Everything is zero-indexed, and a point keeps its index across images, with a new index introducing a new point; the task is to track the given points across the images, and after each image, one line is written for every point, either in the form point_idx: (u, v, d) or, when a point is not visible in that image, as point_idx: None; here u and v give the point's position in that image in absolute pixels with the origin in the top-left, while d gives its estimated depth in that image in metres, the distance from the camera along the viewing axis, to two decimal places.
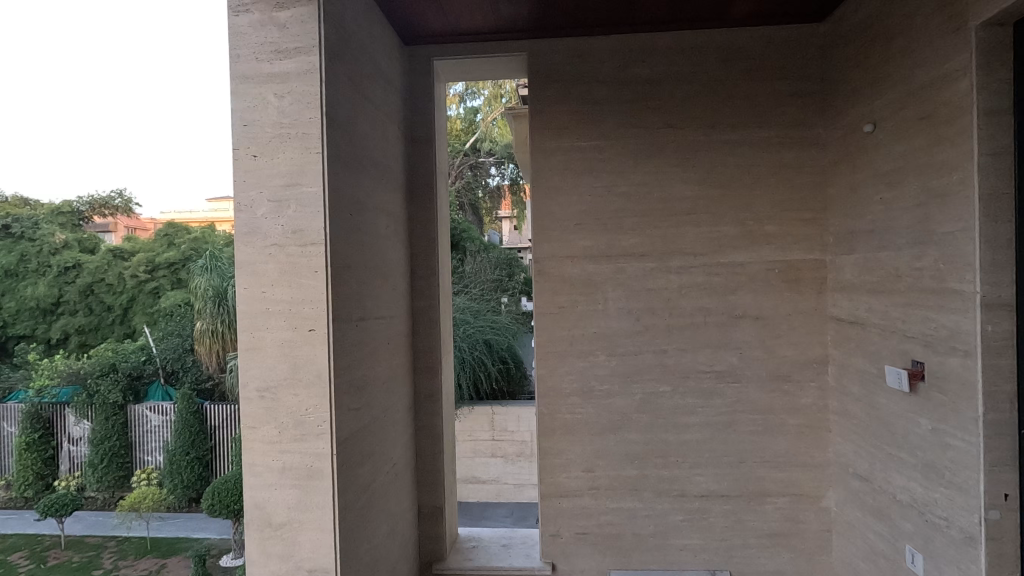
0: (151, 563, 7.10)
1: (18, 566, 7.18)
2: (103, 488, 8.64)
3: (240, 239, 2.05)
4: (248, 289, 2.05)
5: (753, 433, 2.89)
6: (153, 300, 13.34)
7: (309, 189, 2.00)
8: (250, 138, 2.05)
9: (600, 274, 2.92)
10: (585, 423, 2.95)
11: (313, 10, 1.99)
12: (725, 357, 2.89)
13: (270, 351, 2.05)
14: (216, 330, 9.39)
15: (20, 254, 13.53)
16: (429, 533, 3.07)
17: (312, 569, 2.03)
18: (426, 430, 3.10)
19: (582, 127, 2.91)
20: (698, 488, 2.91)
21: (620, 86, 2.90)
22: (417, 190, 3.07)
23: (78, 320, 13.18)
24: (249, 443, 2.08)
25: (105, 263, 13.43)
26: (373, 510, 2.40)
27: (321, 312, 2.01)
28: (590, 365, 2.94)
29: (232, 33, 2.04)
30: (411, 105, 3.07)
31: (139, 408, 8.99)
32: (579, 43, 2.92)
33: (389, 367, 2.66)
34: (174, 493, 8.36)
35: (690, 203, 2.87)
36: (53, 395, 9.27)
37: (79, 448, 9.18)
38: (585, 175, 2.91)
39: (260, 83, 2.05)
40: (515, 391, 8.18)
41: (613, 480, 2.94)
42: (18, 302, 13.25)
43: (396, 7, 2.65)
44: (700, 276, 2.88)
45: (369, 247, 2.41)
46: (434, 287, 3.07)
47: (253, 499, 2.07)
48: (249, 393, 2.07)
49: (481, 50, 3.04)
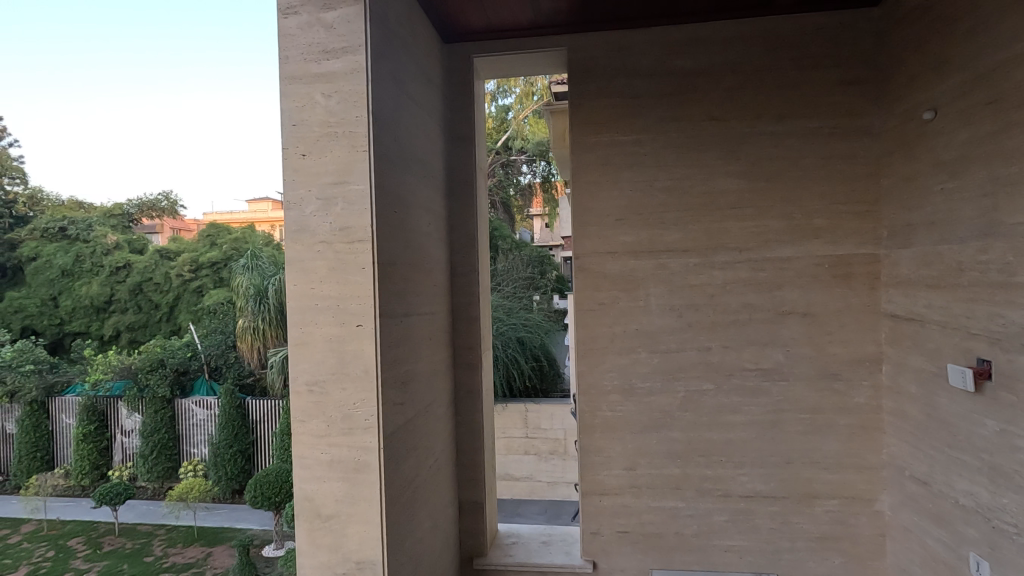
0: (198, 552, 7.37)
1: (75, 552, 7.55)
2: (153, 478, 9.01)
3: (290, 238, 2.11)
4: (297, 286, 2.10)
5: (800, 433, 2.80)
6: (197, 298, 13.79)
7: (355, 187, 2.04)
8: (299, 138, 2.10)
9: (641, 270, 2.88)
10: (625, 421, 2.92)
11: (359, 10, 2.02)
12: (771, 355, 2.81)
13: (318, 346, 2.09)
14: (258, 328, 9.64)
15: (77, 254, 14.29)
16: (470, 528, 3.10)
17: (360, 561, 2.06)
18: (467, 426, 3.12)
19: (622, 121, 2.88)
20: (742, 489, 2.85)
21: (661, 79, 2.85)
22: (456, 188, 3.09)
23: (128, 318, 13.73)
24: (298, 436, 2.12)
25: (153, 262, 14.02)
26: (417, 504, 2.43)
27: (367, 309, 2.04)
28: (630, 362, 2.91)
29: (282, 36, 2.10)
30: (451, 105, 3.09)
31: (186, 402, 9.33)
32: (620, 36, 2.89)
33: (431, 363, 2.69)
34: (219, 484, 8.65)
35: (734, 197, 2.80)
36: (107, 389, 9.67)
37: (130, 440, 9.51)
38: (626, 169, 2.87)
39: (308, 83, 2.09)
40: (549, 388, 8.24)
41: (654, 478, 2.90)
42: (73, 300, 13.90)
43: (437, 5, 2.66)
44: (745, 271, 2.81)
45: (411, 245, 2.44)
46: (474, 284, 3.08)
47: (302, 491, 2.12)
48: (298, 387, 2.11)
49: (519, 46, 3.04)
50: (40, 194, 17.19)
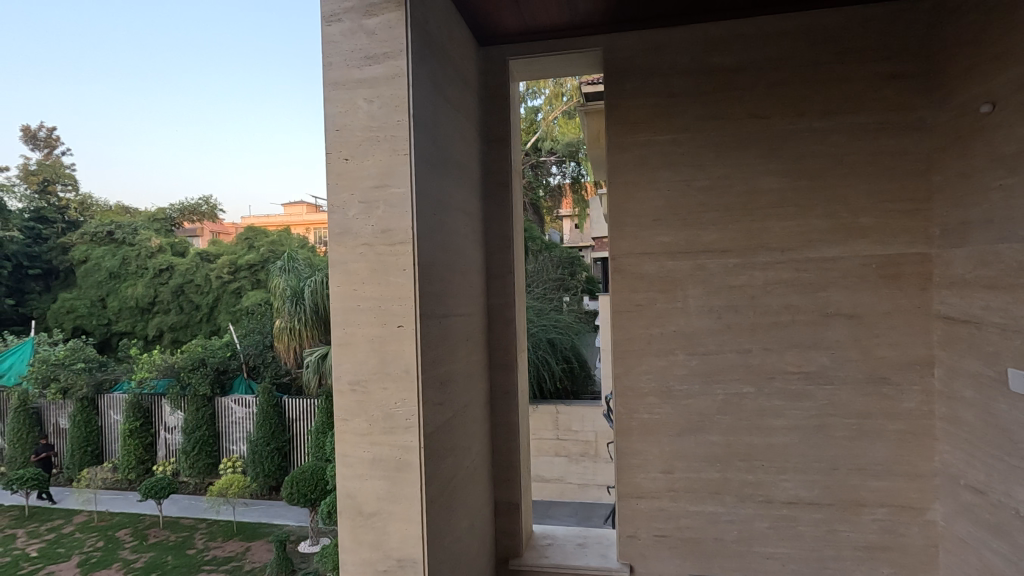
0: (237, 546, 7.50)
1: (123, 543, 7.77)
2: (194, 474, 9.32)
3: (333, 240, 2.16)
4: (340, 287, 2.15)
5: (846, 438, 2.72)
6: (235, 299, 14.18)
7: (396, 190, 2.08)
8: (342, 143, 2.14)
9: (679, 271, 2.84)
10: (662, 424, 2.89)
11: (400, 15, 2.05)
12: (816, 357, 2.73)
13: (360, 346, 2.14)
14: (295, 328, 9.80)
15: (123, 257, 14.97)
16: (506, 528, 3.10)
17: (401, 558, 2.09)
18: (503, 426, 3.13)
19: (659, 120, 2.85)
20: (785, 495, 2.78)
21: (699, 77, 2.82)
22: (492, 189, 3.11)
23: (171, 318, 14.20)
24: (342, 435, 2.17)
25: (194, 265, 14.51)
26: (456, 503, 2.45)
27: (408, 310, 2.07)
28: (668, 364, 2.87)
29: (326, 43, 2.15)
30: (486, 107, 3.11)
31: (225, 400, 9.64)
32: (656, 34, 2.86)
33: (468, 363, 2.71)
34: (257, 480, 8.91)
35: (775, 195, 2.74)
36: (152, 387, 9.99)
37: (174, 436, 9.87)
38: (662, 169, 2.84)
39: (350, 89, 2.14)
40: (580, 390, 8.23)
41: (693, 482, 2.86)
42: (120, 301, 14.49)
43: (473, 7, 2.68)
44: (788, 271, 2.74)
45: (449, 246, 2.46)
46: (509, 285, 3.09)
47: (345, 489, 2.16)
48: (342, 386, 2.16)
49: (554, 47, 3.04)
50: (91, 200, 18.08)
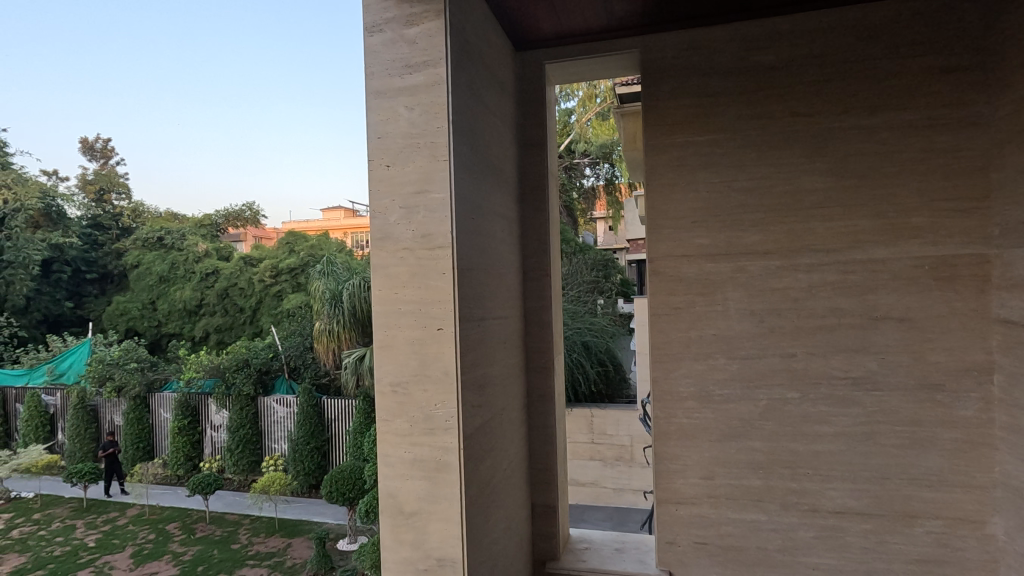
0: (279, 542, 7.66)
1: (172, 535, 7.97)
2: (238, 471, 9.67)
3: (375, 245, 2.21)
4: (382, 291, 2.21)
5: (897, 447, 2.62)
6: (276, 302, 14.58)
7: (436, 196, 2.12)
8: (383, 150, 2.19)
9: (718, 274, 2.80)
10: (702, 429, 2.84)
11: (440, 24, 2.10)
12: (864, 363, 2.64)
13: (401, 348, 2.18)
14: (333, 330, 9.73)
15: (172, 262, 15.64)
16: (543, 531, 3.11)
17: (441, 558, 2.12)
18: (539, 429, 3.14)
19: (697, 121, 2.82)
20: (831, 504, 2.69)
21: (739, 76, 2.77)
22: (529, 193, 3.13)
23: (216, 320, 14.73)
24: (383, 435, 2.22)
25: (238, 269, 15.02)
26: (494, 504, 2.47)
27: (448, 312, 2.11)
28: (708, 368, 2.82)
29: (368, 53, 2.21)
30: (522, 111, 3.14)
31: (268, 400, 9.95)
32: (694, 34, 2.84)
33: (506, 365, 2.73)
34: (297, 478, 9.15)
35: (820, 196, 2.67)
36: (199, 386, 10.33)
37: (218, 435, 10.24)
38: (701, 170, 2.81)
39: (391, 97, 2.19)
40: (614, 394, 8.16)
41: (734, 489, 2.80)
42: (169, 304, 15.14)
43: (510, 12, 2.72)
44: (833, 274, 2.66)
45: (487, 251, 2.49)
46: (546, 289, 3.10)
47: (386, 488, 2.21)
48: (383, 387, 2.21)
49: (590, 50, 3.05)
50: (143, 207, 19.00)
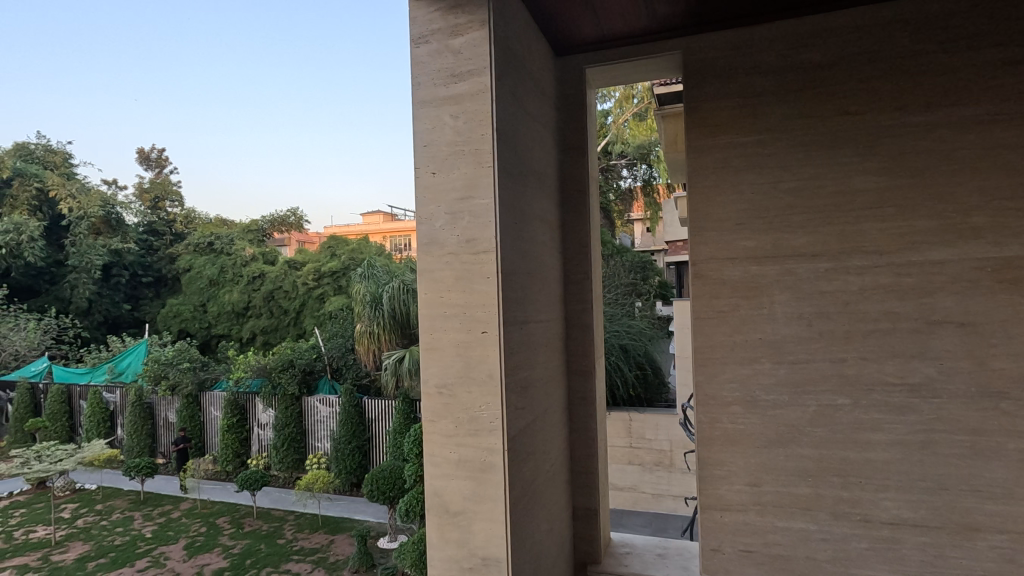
0: (323, 538, 7.81)
1: (223, 529, 8.23)
2: (284, 468, 10.00)
3: (421, 250, 2.27)
4: (427, 294, 2.26)
5: (957, 456, 2.51)
6: (319, 305, 14.97)
7: (481, 202, 2.16)
8: (429, 158, 2.25)
9: (765, 276, 2.75)
10: (747, 435, 2.79)
11: (484, 34, 2.15)
12: (920, 368, 2.55)
13: (447, 350, 2.24)
14: (373, 332, 9.78)
15: (221, 266, 16.34)
16: (584, 534, 3.11)
17: (486, 557, 2.16)
18: (581, 431, 3.14)
19: (743, 122, 2.78)
20: (885, 515, 2.60)
21: (786, 74, 2.72)
22: (569, 197, 3.14)
23: (262, 322, 15.24)
24: (429, 435, 2.27)
25: (282, 272, 15.53)
26: (537, 506, 2.50)
27: (492, 316, 2.15)
28: (753, 373, 2.78)
29: (414, 64, 2.28)
30: (563, 115, 3.17)
31: (312, 400, 10.24)
32: (738, 33, 2.81)
33: (547, 368, 2.75)
34: (340, 476, 9.39)
35: (871, 196, 2.59)
36: (247, 386, 10.69)
37: (265, 432, 10.58)
38: (746, 172, 2.77)
39: (437, 106, 2.25)
40: (653, 398, 8.04)
41: (782, 498, 2.73)
42: (219, 306, 15.79)
43: (550, 16, 2.77)
44: (887, 276, 2.57)
45: (529, 254, 2.52)
46: (587, 292, 3.11)
47: (432, 487, 2.26)
48: (429, 389, 2.27)
49: (632, 52, 3.08)
50: (194, 214, 19.93)
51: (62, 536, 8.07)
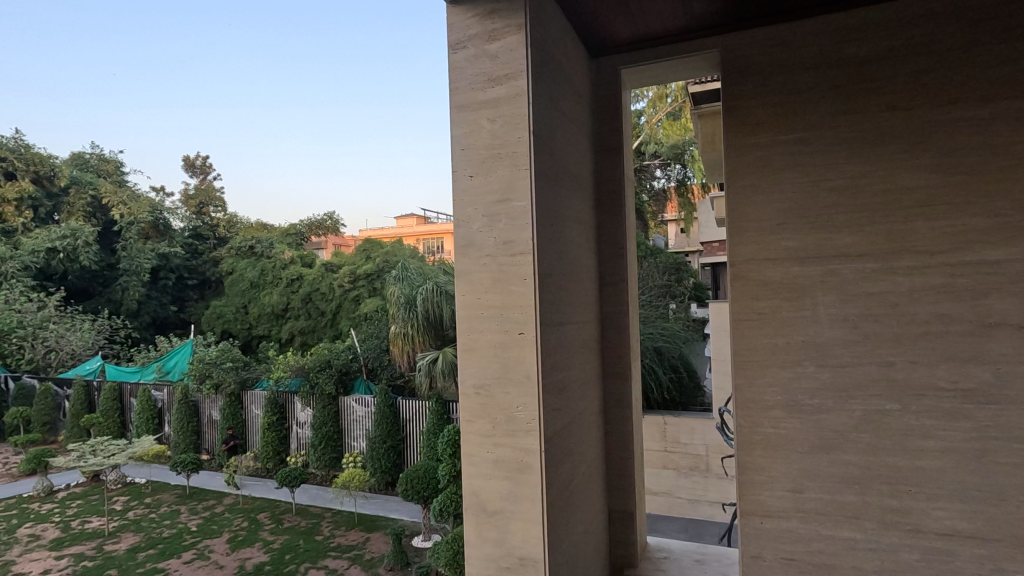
0: (359, 536, 7.95)
1: (263, 524, 8.48)
2: (322, 465, 10.24)
3: (458, 252, 2.30)
4: (465, 296, 2.29)
5: (1015, 465, 2.39)
6: (355, 306, 15.26)
7: (519, 203, 2.18)
8: (466, 161, 2.29)
9: (808, 277, 2.69)
10: (789, 440, 2.72)
11: (521, 38, 2.18)
12: (975, 373, 2.43)
13: (484, 351, 2.26)
14: (407, 333, 9.88)
15: (261, 269, 16.85)
16: (621, 537, 3.09)
17: (523, 557, 2.17)
18: (616, 434, 3.13)
19: (784, 119, 2.73)
20: (937, 525, 2.49)
21: (829, 70, 2.66)
22: (605, 198, 3.14)
23: (300, 323, 15.65)
24: (467, 435, 2.30)
25: (319, 275, 15.92)
26: (573, 507, 2.49)
27: (529, 317, 2.17)
28: (796, 376, 2.71)
29: (452, 70, 2.31)
30: (598, 117, 3.19)
31: (348, 399, 10.45)
32: (779, 29, 2.76)
33: (583, 369, 2.74)
34: (375, 475, 9.55)
35: (922, 194, 2.49)
36: (286, 385, 10.98)
37: (303, 431, 10.85)
38: (787, 171, 2.72)
39: (474, 110, 2.28)
40: (688, 401, 7.89)
41: (827, 505, 2.65)
42: (260, 307, 16.29)
43: (586, 18, 2.80)
44: (939, 278, 2.47)
45: (565, 256, 2.52)
46: (623, 293, 3.10)
47: (470, 486, 2.29)
48: (467, 389, 2.30)
49: (667, 52, 3.12)
50: (236, 219, 20.60)
51: (114, 527, 8.45)
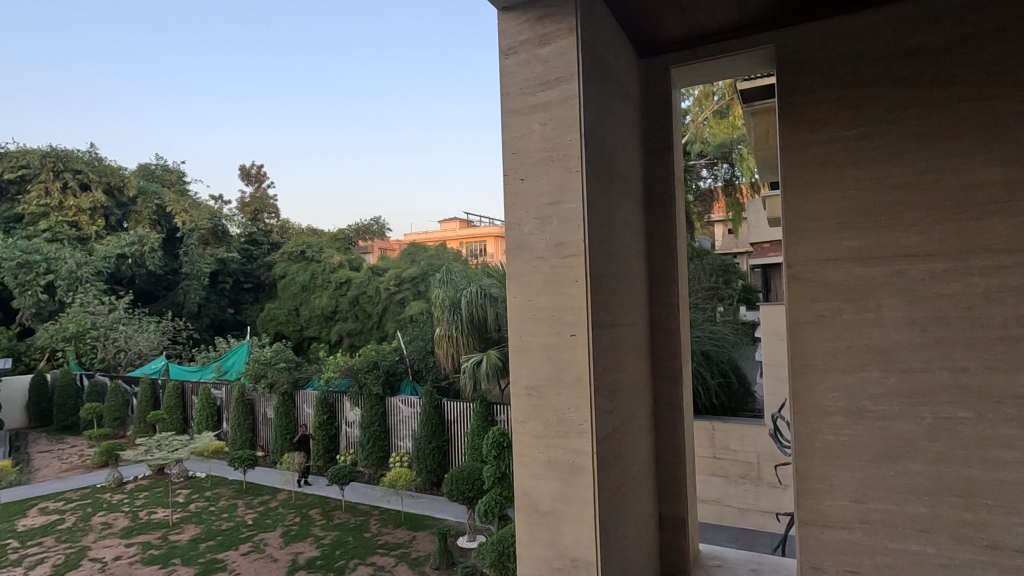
0: (405, 534, 8.09)
1: (314, 520, 8.76)
2: (370, 464, 10.50)
3: (511, 255, 2.33)
4: (517, 298, 2.32)
5: None
6: (400, 309, 15.58)
7: (569, 206, 2.19)
8: (517, 164, 2.32)
9: (872, 278, 2.58)
10: (850, 447, 2.62)
11: (572, 42, 2.19)
12: None
13: (536, 353, 2.28)
14: (452, 335, 9.95)
15: (312, 273, 17.41)
16: (672, 543, 3.04)
17: (576, 559, 2.17)
18: (667, 439, 3.08)
19: (845, 115, 2.65)
20: (1018, 541, 2.33)
21: (894, 63, 2.56)
22: (655, 199, 3.12)
23: (349, 325, 16.10)
24: (519, 437, 2.32)
25: (366, 279, 16.33)
26: (625, 511, 2.48)
27: (581, 319, 2.17)
28: (859, 381, 2.61)
29: (504, 76, 2.35)
30: (648, 118, 3.18)
31: (395, 400, 10.67)
32: (839, 22, 2.68)
33: (633, 372, 2.71)
34: (421, 475, 9.72)
35: (998, 190, 2.35)
36: (336, 385, 11.30)
37: (352, 430, 11.15)
38: (848, 167, 2.63)
39: (526, 114, 2.30)
40: (738, 407, 7.66)
41: (893, 517, 2.54)
42: (310, 310, 16.84)
43: (636, 18, 2.80)
44: (1018, 278, 2.32)
45: (616, 258, 2.51)
46: (674, 294, 3.05)
47: (522, 487, 2.31)
48: (519, 390, 2.32)
49: (719, 50, 3.08)
50: (289, 225, 21.47)
51: (178, 518, 8.92)
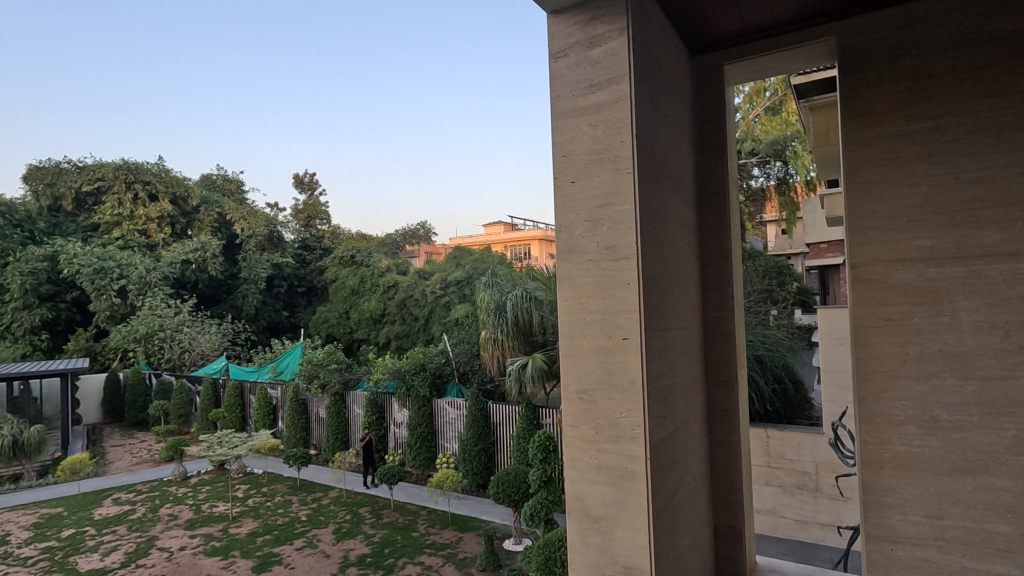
0: (452, 535, 8.17)
1: (364, 518, 8.95)
2: (417, 464, 10.65)
3: (562, 257, 2.32)
4: (567, 300, 2.31)
5: None
6: (446, 312, 15.80)
7: (621, 208, 2.17)
8: (568, 167, 2.31)
9: (946, 279, 2.43)
10: (922, 458, 2.47)
11: (623, 42, 2.17)
12: None
13: (588, 357, 2.26)
14: (497, 338, 9.94)
15: (361, 276, 17.87)
16: (727, 554, 2.95)
17: (629, 567, 2.14)
18: (722, 445, 2.99)
19: (914, 106, 2.51)
20: None
21: (971, 50, 2.40)
22: (707, 200, 3.05)
23: (397, 327, 16.46)
24: (570, 440, 2.31)
25: (413, 283, 16.65)
26: (678, 519, 2.42)
27: (634, 322, 2.14)
28: (932, 389, 2.45)
29: (553, 79, 2.35)
30: (700, 117, 3.12)
31: (441, 402, 10.84)
32: (908, 10, 2.55)
33: (687, 377, 2.64)
34: (468, 476, 9.80)
35: None
36: (385, 386, 11.56)
37: (400, 431, 11.38)
38: (919, 162, 2.49)
39: (575, 116, 2.29)
40: (794, 414, 7.36)
41: (970, 534, 2.37)
42: (359, 312, 17.29)
43: (688, 14, 2.75)
44: None
45: (668, 259, 2.46)
46: (727, 298, 2.97)
47: (574, 492, 2.29)
48: (569, 394, 2.31)
49: (776, 45, 2.98)
50: (339, 231, 22.14)
51: (236, 512, 9.31)
